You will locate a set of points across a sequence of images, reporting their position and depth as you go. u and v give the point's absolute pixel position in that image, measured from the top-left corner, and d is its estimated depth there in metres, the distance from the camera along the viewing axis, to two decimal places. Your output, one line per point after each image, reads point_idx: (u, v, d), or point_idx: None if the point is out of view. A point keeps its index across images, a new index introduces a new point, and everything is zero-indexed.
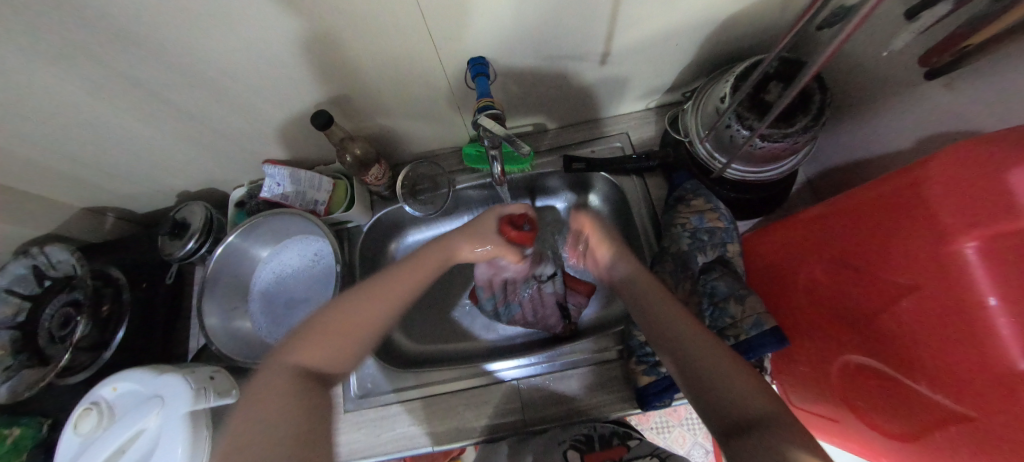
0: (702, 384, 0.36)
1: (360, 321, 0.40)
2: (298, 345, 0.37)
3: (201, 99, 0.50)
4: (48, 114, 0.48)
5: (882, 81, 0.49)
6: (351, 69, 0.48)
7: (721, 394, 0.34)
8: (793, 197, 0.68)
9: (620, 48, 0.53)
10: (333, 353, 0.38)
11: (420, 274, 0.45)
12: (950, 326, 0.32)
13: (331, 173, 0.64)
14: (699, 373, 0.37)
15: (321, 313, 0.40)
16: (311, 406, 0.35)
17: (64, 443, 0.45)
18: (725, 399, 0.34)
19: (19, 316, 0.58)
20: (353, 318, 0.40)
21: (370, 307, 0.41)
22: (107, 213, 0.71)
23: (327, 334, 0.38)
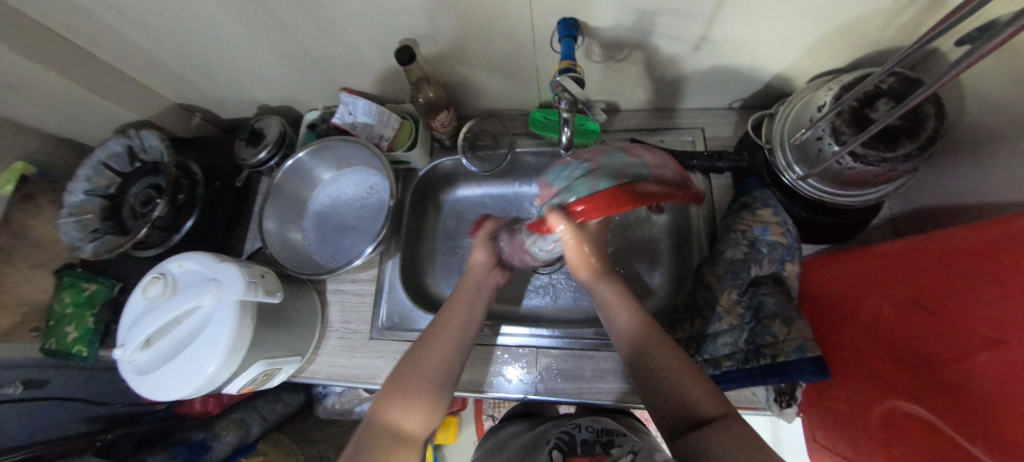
0: (663, 402, 0.41)
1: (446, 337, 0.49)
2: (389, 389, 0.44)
3: (298, 17, 0.52)
4: (164, 8, 0.52)
5: (1016, 119, 0.43)
6: (444, 11, 0.48)
7: (682, 397, 0.40)
8: (870, 231, 0.63)
9: (720, 33, 0.50)
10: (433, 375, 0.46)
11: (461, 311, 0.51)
12: (1016, 392, 0.29)
13: (400, 112, 0.65)
14: (668, 384, 0.42)
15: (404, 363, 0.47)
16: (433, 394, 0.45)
17: (135, 301, 0.51)
18: (679, 409, 0.40)
19: (110, 188, 0.66)
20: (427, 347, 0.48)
21: (436, 355, 0.47)
22: (195, 111, 0.77)
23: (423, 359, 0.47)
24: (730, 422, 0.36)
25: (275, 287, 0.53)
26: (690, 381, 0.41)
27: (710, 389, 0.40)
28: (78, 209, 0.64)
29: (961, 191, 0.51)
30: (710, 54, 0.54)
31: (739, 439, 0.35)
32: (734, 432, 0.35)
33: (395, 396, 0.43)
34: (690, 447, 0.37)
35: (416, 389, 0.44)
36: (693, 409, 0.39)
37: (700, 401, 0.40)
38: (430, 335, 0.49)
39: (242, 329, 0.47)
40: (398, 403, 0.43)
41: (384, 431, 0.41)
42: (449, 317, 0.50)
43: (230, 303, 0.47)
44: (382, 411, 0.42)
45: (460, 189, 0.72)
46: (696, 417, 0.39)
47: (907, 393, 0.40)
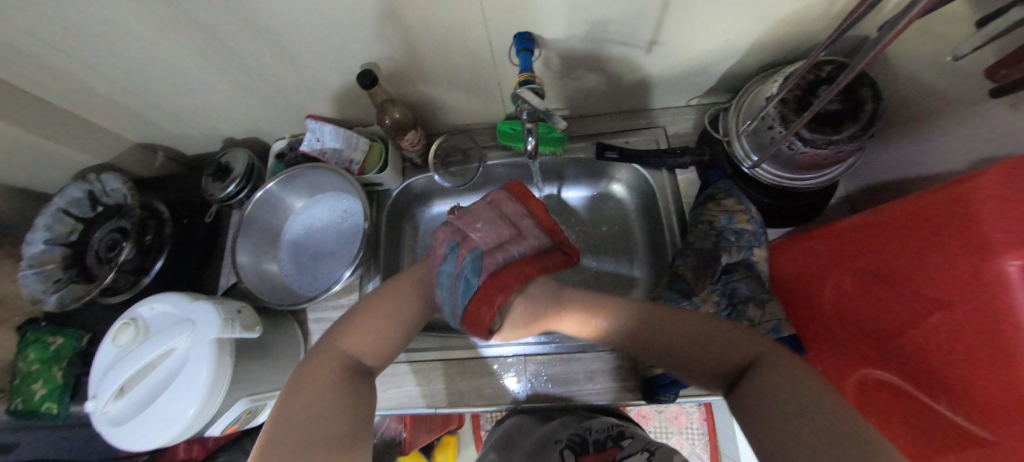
0: (699, 362, 0.40)
1: (396, 306, 0.47)
2: (347, 333, 0.44)
3: (256, 48, 0.52)
4: (117, 48, 0.51)
5: (942, 96, 0.47)
6: (401, 32, 0.49)
7: (709, 355, 0.40)
8: (830, 211, 0.66)
9: (668, 36, 0.52)
10: (374, 342, 0.44)
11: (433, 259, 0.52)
12: (979, 347, 0.31)
13: (368, 135, 0.66)
14: (691, 347, 0.40)
15: (355, 309, 0.46)
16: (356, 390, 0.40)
17: (105, 349, 0.49)
18: (717, 362, 0.39)
19: (72, 235, 0.63)
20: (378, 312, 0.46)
21: (406, 295, 0.47)
22: (156, 150, 0.74)
23: (371, 322, 0.45)
24: (774, 366, 0.36)
25: (253, 321, 0.51)
26: (719, 335, 0.40)
27: (742, 335, 0.40)
28: (39, 259, 0.61)
29: (904, 165, 0.55)
30: (662, 56, 0.57)
31: (790, 382, 0.34)
32: (784, 376, 0.35)
33: (359, 328, 0.44)
34: (743, 403, 0.36)
35: (383, 320, 0.45)
36: (732, 358, 0.39)
37: (734, 350, 0.39)
38: (399, 278, 0.49)
39: (222, 367, 0.46)
40: (365, 336, 0.44)
41: (344, 361, 0.42)
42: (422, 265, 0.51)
43: (207, 342, 0.46)
44: (346, 342, 0.43)
45: (435, 205, 0.73)
46: (737, 367, 0.38)
47: (877, 362, 0.42)
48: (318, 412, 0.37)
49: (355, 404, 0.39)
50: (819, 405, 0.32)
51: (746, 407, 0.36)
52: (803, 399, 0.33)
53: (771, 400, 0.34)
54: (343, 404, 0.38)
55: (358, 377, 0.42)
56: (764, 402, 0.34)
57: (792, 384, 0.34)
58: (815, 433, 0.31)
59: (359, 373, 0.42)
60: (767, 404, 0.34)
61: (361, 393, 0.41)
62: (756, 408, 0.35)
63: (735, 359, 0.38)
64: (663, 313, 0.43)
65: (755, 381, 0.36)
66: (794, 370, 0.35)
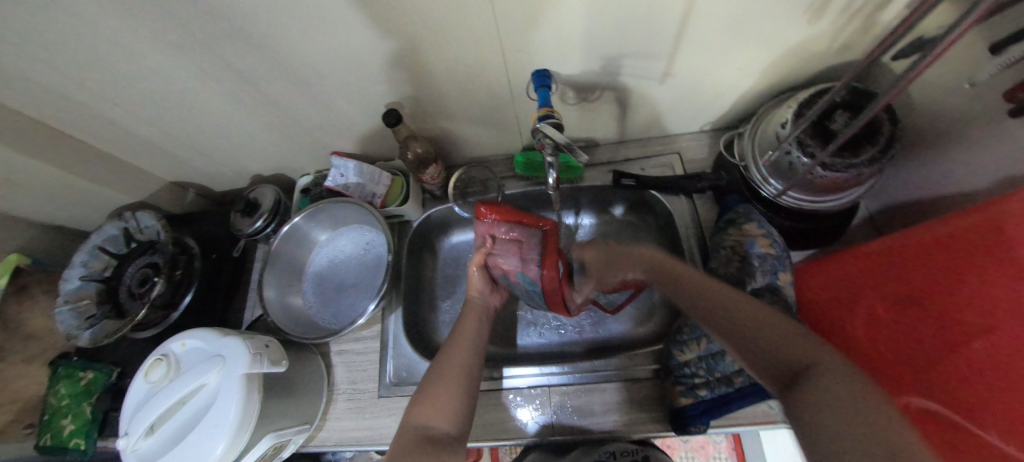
0: (748, 349, 0.37)
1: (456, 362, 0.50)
2: (415, 407, 0.45)
3: (289, 91, 0.55)
4: (163, 95, 0.55)
5: (960, 117, 0.47)
6: (425, 72, 0.52)
7: (764, 345, 0.36)
8: (851, 232, 0.65)
9: (681, 68, 0.54)
10: (442, 404, 0.45)
11: (466, 332, 0.55)
12: None
13: (390, 170, 0.68)
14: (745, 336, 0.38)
15: (426, 379, 0.48)
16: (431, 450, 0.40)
17: (137, 385, 0.50)
18: (768, 357, 0.36)
19: (106, 271, 0.66)
20: (444, 367, 0.49)
21: (453, 367, 0.49)
22: (189, 188, 0.78)
23: (434, 383, 0.47)
24: (831, 372, 0.32)
25: (279, 355, 0.52)
26: (787, 336, 0.36)
27: (802, 341, 0.35)
28: (75, 295, 0.63)
29: (927, 185, 0.54)
30: (675, 86, 0.58)
31: (848, 395, 0.30)
32: (839, 384, 0.30)
33: (426, 394, 0.46)
34: (792, 404, 0.32)
35: (439, 391, 0.46)
36: (790, 360, 0.34)
37: (796, 350, 0.35)
38: (443, 353, 0.52)
39: (250, 404, 0.46)
40: (424, 405, 0.45)
41: (414, 430, 0.42)
42: (458, 338, 0.54)
43: (236, 378, 0.46)
44: (410, 415, 0.44)
45: (454, 235, 0.74)
46: (790, 367, 0.34)
47: (913, 390, 0.40)
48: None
49: None
50: (870, 420, 0.27)
51: (795, 402, 0.32)
52: (853, 407, 0.29)
53: (818, 404, 0.30)
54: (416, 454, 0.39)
55: (437, 443, 0.41)
56: (811, 406, 0.30)
57: (848, 394, 0.30)
58: (855, 443, 0.27)
59: (436, 440, 0.42)
60: (818, 412, 0.30)
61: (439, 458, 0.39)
62: (803, 414, 0.31)
63: (790, 359, 0.34)
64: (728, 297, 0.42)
65: (808, 385, 0.32)
66: (854, 381, 0.30)
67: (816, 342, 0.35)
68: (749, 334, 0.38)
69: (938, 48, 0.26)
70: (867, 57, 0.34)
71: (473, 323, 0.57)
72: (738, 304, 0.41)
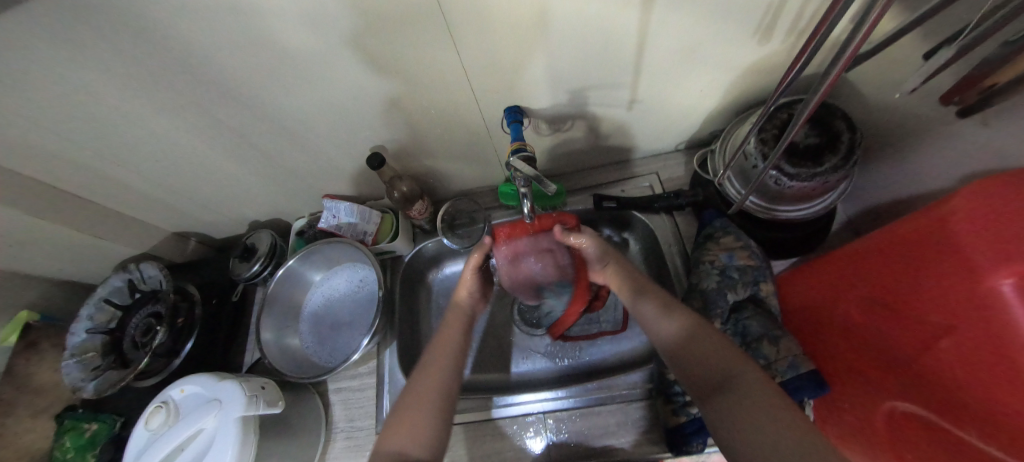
0: (686, 361, 0.43)
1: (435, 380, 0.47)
2: (384, 434, 0.43)
3: (280, 141, 0.59)
4: (165, 153, 0.59)
5: (912, 121, 0.49)
6: (406, 117, 0.56)
7: (698, 357, 0.42)
8: (833, 237, 0.66)
9: (645, 95, 0.58)
10: (412, 432, 0.42)
11: (444, 347, 0.51)
12: (996, 367, 0.33)
13: (380, 208, 0.72)
14: (684, 351, 0.43)
15: (400, 400, 0.46)
16: None
17: (136, 434, 0.51)
18: (702, 368, 0.41)
19: (111, 322, 0.68)
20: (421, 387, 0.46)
21: (430, 386, 0.46)
22: (191, 237, 0.82)
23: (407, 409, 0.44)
24: (749, 387, 0.38)
25: (276, 396, 0.53)
26: (716, 348, 0.42)
27: (727, 352, 0.41)
28: (81, 348, 0.65)
29: (895, 188, 0.56)
30: (642, 112, 0.62)
31: (761, 406, 0.36)
32: (755, 393, 0.37)
33: (399, 419, 0.44)
34: (718, 412, 0.39)
35: (413, 417, 0.44)
36: (715, 372, 0.40)
37: (720, 361, 0.41)
38: (418, 374, 0.48)
39: (246, 446, 0.47)
40: (398, 431, 0.43)
41: (388, 459, 0.40)
42: (436, 356, 0.50)
43: (233, 421, 0.47)
44: (383, 444, 0.42)
45: (446, 266, 0.76)
46: (718, 377, 0.40)
47: (898, 393, 0.41)
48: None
49: None
50: (781, 424, 0.35)
51: (723, 414, 0.38)
52: (765, 418, 0.35)
53: (743, 415, 0.36)
54: None
55: None
56: (731, 419, 0.37)
57: (764, 406, 0.36)
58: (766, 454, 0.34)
59: None
60: (741, 425, 0.36)
61: None
62: (723, 421, 0.38)
63: (717, 370, 0.40)
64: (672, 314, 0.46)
65: (730, 395, 0.38)
66: (765, 390, 0.37)
67: (737, 352, 0.41)
68: (687, 348, 0.43)
69: (833, 69, 0.30)
70: (796, 67, 0.37)
71: (456, 338, 0.52)
72: (677, 317, 0.46)
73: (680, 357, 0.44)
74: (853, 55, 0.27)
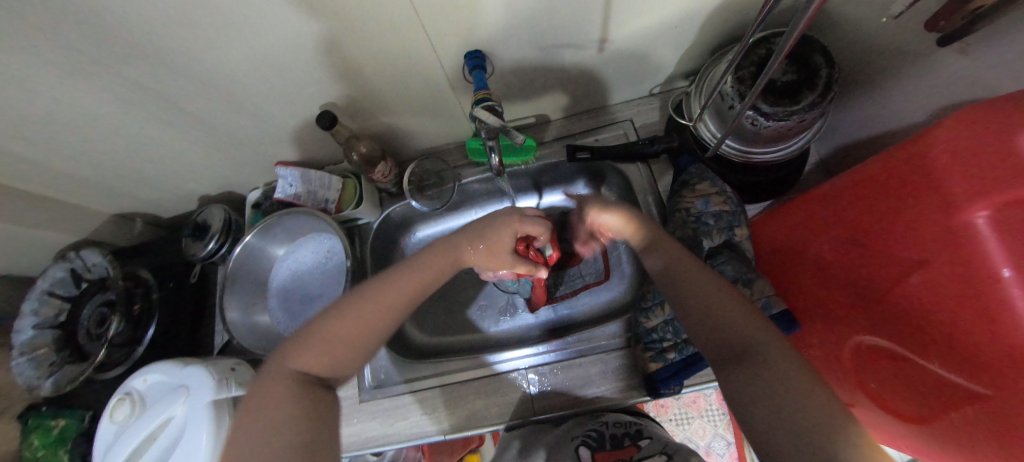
0: (708, 326, 0.39)
1: (394, 296, 0.41)
2: (302, 349, 0.38)
3: (214, 105, 0.52)
4: (77, 127, 0.52)
5: (893, 52, 0.47)
6: (355, 69, 0.49)
7: (715, 319, 0.39)
8: (806, 177, 0.66)
9: (619, 33, 0.53)
10: (338, 360, 0.39)
11: (438, 260, 0.45)
12: (964, 300, 0.33)
13: (340, 173, 0.66)
14: (699, 310, 0.40)
15: (336, 306, 0.41)
16: (321, 411, 0.36)
17: (104, 428, 0.49)
18: (722, 336, 0.38)
19: (60, 316, 0.63)
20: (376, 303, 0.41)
21: (390, 302, 0.41)
22: (135, 218, 0.75)
23: (342, 332, 0.39)
24: (771, 355, 0.35)
25: (249, 377, 0.52)
26: (727, 306, 0.39)
27: (750, 320, 0.37)
28: (30, 345, 0.61)
29: (868, 124, 0.55)
30: (616, 52, 0.57)
31: (789, 372, 0.34)
32: (784, 367, 0.34)
33: (332, 333, 0.39)
34: (735, 383, 0.36)
35: (344, 339, 0.39)
36: (738, 339, 0.37)
37: (742, 327, 0.37)
38: (374, 285, 0.42)
39: (221, 428, 0.46)
40: (316, 347, 0.38)
41: (294, 378, 0.36)
42: (408, 269, 0.43)
43: (204, 406, 0.46)
44: (293, 353, 0.38)
45: (418, 230, 0.74)
46: (740, 345, 0.37)
47: (864, 327, 0.42)
48: (261, 446, 0.32)
49: (314, 427, 0.35)
50: (811, 399, 0.32)
51: (741, 385, 0.36)
52: (777, 391, 0.34)
53: (757, 390, 0.35)
54: (292, 412, 0.34)
55: (320, 396, 0.37)
56: (749, 390, 0.35)
57: (789, 371, 0.34)
58: (779, 420, 0.33)
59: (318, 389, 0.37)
60: (759, 399, 0.34)
61: (322, 414, 0.36)
62: (744, 390, 0.35)
63: (739, 337, 0.37)
64: (707, 285, 0.40)
65: (753, 365, 0.35)
66: (789, 361, 0.34)
67: (761, 320, 0.37)
68: (704, 313, 0.40)
69: (809, 9, 0.27)
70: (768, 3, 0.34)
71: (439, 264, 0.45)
72: (701, 281, 0.41)
73: (697, 321, 0.40)
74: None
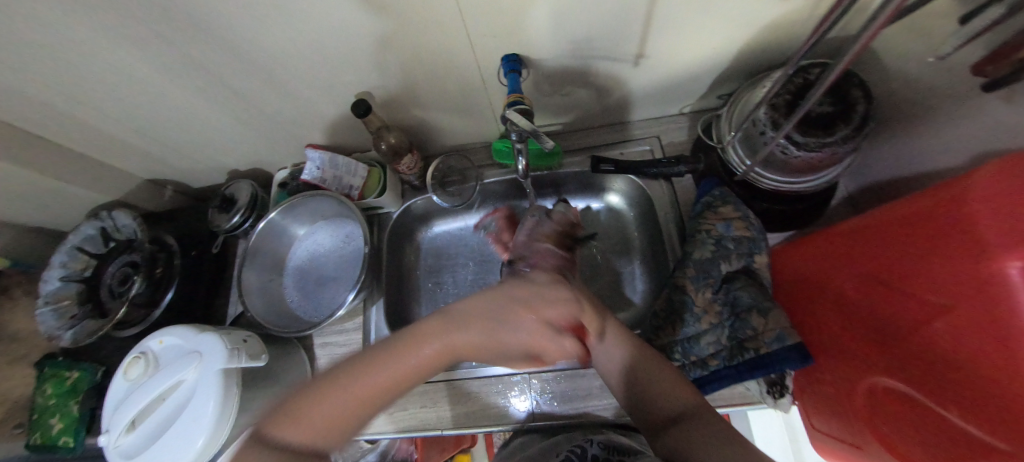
0: (645, 396, 0.45)
1: (401, 370, 0.37)
2: (285, 421, 0.32)
3: (256, 84, 0.54)
4: (126, 91, 0.54)
5: (935, 94, 0.46)
6: (394, 62, 0.51)
7: (654, 392, 0.45)
8: (832, 212, 0.65)
9: (655, 49, 0.53)
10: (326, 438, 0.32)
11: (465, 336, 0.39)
12: (990, 352, 0.31)
13: (367, 161, 0.68)
14: (638, 385, 0.46)
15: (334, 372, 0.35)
16: None
17: (117, 384, 0.51)
18: (656, 404, 0.44)
19: (86, 271, 0.66)
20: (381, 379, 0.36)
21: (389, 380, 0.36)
22: (166, 185, 0.78)
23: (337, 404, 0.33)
24: (701, 419, 0.41)
25: (259, 349, 0.53)
26: (658, 379, 0.45)
27: (680, 390, 0.44)
28: (55, 296, 0.63)
29: (901, 164, 0.54)
30: (650, 68, 0.57)
31: (711, 432, 0.39)
32: (702, 425, 0.40)
33: (324, 404, 0.33)
34: (670, 444, 0.41)
35: (335, 418, 0.33)
36: (670, 407, 0.43)
37: (671, 398, 0.44)
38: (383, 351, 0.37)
39: (228, 396, 0.47)
40: (300, 419, 0.32)
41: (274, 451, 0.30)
42: (416, 340, 0.38)
43: (214, 372, 0.47)
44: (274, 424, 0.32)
45: (436, 225, 0.75)
46: (671, 414, 0.43)
47: (883, 369, 0.41)
48: None
49: None
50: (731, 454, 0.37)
51: (674, 445, 0.40)
52: (706, 449, 0.38)
53: (691, 444, 0.39)
54: None
55: None
56: (683, 447, 0.39)
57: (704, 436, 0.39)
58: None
59: None
60: (691, 449, 0.39)
61: None
62: (676, 452, 0.39)
63: (671, 405, 0.43)
64: (657, 367, 0.46)
65: (681, 427, 0.41)
66: (715, 425, 0.40)
67: (686, 387, 0.45)
68: (647, 384, 0.45)
69: (864, 34, 0.27)
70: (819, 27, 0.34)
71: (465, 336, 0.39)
72: (646, 359, 0.47)
73: (636, 391, 0.46)
74: (893, 14, 0.24)
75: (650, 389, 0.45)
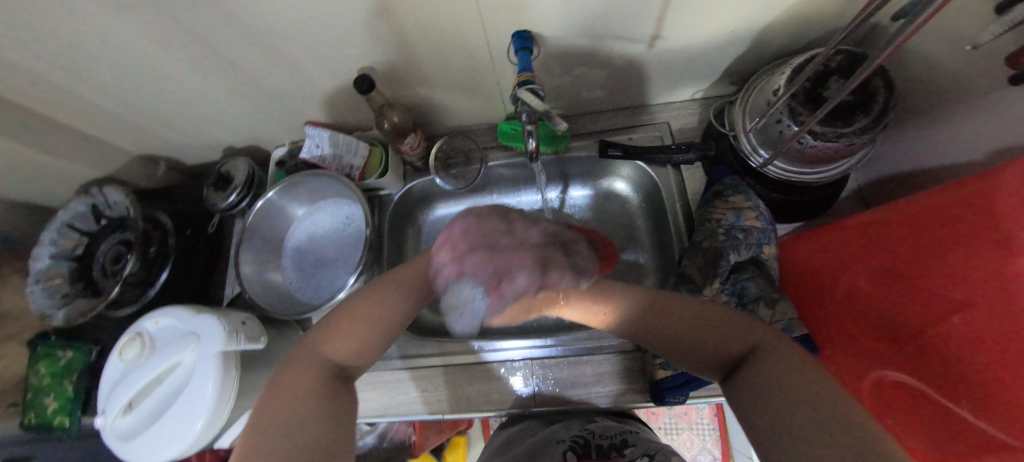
0: (698, 349, 0.39)
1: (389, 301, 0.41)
2: (330, 337, 0.40)
3: (251, 56, 0.51)
4: (111, 61, 0.51)
5: (955, 84, 0.44)
6: (397, 35, 0.48)
7: (705, 341, 0.38)
8: (840, 205, 0.64)
9: (672, 29, 0.51)
10: (356, 345, 0.40)
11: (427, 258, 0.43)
12: (1002, 349, 0.30)
13: (369, 139, 0.66)
14: (683, 335, 0.39)
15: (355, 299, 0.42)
16: (331, 397, 0.37)
17: (112, 364, 0.50)
18: (715, 350, 0.38)
19: (77, 249, 0.64)
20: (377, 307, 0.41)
21: (388, 302, 0.41)
22: (160, 161, 0.74)
23: (353, 325, 0.40)
24: (775, 353, 0.35)
25: (258, 332, 0.52)
26: (709, 323, 0.39)
27: (735, 322, 0.38)
28: (45, 274, 0.61)
29: (916, 157, 0.53)
30: (665, 50, 0.55)
31: (789, 369, 0.34)
32: (784, 361, 0.34)
33: (344, 328, 0.40)
34: (744, 387, 0.35)
35: (360, 329, 0.40)
36: (732, 346, 0.37)
37: (732, 337, 0.38)
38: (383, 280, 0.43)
39: (228, 379, 0.46)
40: (339, 338, 0.40)
41: (323, 363, 0.38)
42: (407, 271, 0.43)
43: (212, 355, 0.46)
44: (327, 346, 0.39)
45: (438, 208, 0.73)
46: (736, 355, 0.37)
47: (893, 362, 0.41)
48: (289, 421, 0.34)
49: (333, 410, 0.36)
50: (817, 386, 0.32)
51: (747, 398, 0.34)
52: (793, 386, 0.32)
53: (773, 392, 0.33)
54: (314, 398, 0.36)
55: (338, 381, 0.39)
56: (763, 391, 0.33)
57: (786, 372, 0.33)
58: (810, 411, 0.31)
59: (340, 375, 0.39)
60: (772, 394, 0.33)
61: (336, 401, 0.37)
62: (756, 398, 0.34)
63: (734, 347, 0.37)
64: (696, 309, 0.40)
65: (755, 364, 0.35)
66: (797, 356, 0.34)
67: (745, 319, 0.38)
68: (697, 334, 0.39)
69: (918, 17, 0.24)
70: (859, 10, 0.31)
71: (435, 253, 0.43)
72: (686, 308, 0.40)
73: (682, 341, 0.39)
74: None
75: (695, 334, 0.39)
